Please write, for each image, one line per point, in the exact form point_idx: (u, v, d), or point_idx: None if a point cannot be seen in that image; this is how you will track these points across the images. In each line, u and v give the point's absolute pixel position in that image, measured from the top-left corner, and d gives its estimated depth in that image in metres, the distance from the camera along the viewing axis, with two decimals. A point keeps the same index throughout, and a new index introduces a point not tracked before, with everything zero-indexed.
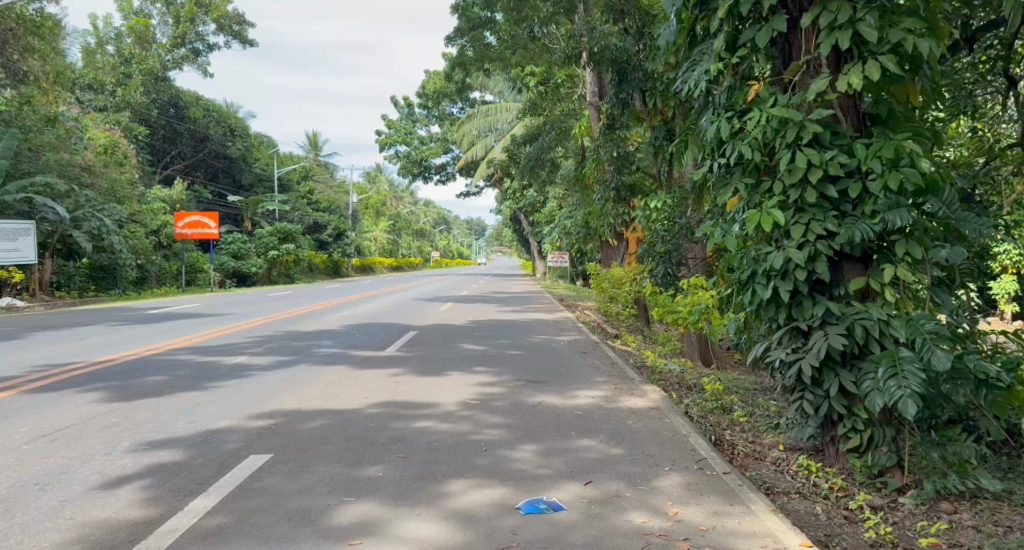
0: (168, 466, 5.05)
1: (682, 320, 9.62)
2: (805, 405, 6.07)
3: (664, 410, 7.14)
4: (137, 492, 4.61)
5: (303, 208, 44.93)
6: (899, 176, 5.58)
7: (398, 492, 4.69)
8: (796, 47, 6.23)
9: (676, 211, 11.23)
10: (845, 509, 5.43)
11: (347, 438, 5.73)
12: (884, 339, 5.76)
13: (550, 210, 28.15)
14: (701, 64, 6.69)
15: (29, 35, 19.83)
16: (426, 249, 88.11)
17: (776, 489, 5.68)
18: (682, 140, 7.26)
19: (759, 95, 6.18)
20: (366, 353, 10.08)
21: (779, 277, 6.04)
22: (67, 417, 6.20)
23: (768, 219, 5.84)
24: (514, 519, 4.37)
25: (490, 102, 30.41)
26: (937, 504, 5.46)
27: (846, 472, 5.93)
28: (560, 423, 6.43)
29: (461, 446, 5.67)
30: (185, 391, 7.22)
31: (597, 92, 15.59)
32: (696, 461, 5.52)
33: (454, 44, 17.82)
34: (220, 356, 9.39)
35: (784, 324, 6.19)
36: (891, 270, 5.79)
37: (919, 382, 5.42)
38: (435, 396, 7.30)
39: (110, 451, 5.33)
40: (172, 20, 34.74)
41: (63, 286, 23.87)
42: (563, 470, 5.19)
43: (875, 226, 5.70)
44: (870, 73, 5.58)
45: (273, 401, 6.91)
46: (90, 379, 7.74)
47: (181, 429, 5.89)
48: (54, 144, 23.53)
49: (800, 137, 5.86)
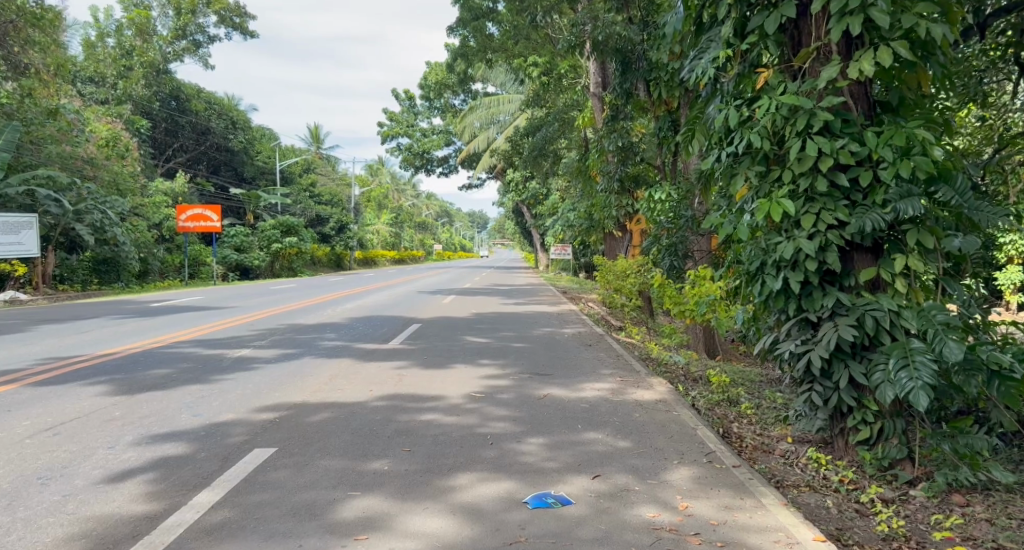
0: (173, 460, 5.00)
1: (688, 312, 9.57)
2: (815, 397, 6.03)
3: (672, 403, 7.06)
4: (141, 486, 4.56)
5: (304, 200, 44.85)
6: (911, 164, 5.52)
7: (404, 487, 4.62)
8: (805, 33, 6.15)
9: (681, 204, 11.08)
10: (857, 502, 5.37)
11: (352, 432, 5.67)
12: (896, 330, 5.71)
13: (552, 202, 28.03)
14: (709, 52, 6.62)
15: (30, 28, 19.81)
16: (428, 242, 87.96)
17: (786, 483, 5.63)
18: (689, 130, 7.20)
19: (768, 83, 6.10)
20: (369, 346, 10.04)
21: (789, 268, 5.99)
22: (70, 410, 6.17)
23: (778, 209, 5.78)
24: (521, 513, 4.31)
25: (492, 92, 30.02)
26: (949, 497, 5.40)
27: (855, 464, 5.88)
28: (567, 416, 6.37)
29: (466, 439, 5.62)
30: (189, 384, 7.16)
31: (600, 83, 15.44)
32: (705, 454, 5.44)
33: (455, 34, 17.71)
34: (224, 349, 9.36)
35: (793, 315, 6.13)
36: (902, 260, 5.73)
37: (930, 374, 5.37)
38: (440, 388, 7.24)
39: (113, 445, 5.27)
40: (172, 12, 34.55)
41: (66, 279, 23.88)
42: (571, 463, 5.12)
43: (886, 215, 5.63)
44: (881, 59, 5.52)
45: (276, 393, 6.85)
46: (93, 372, 7.69)
47: (185, 423, 5.83)
48: (55, 137, 23.36)
49: (811, 125, 5.78)
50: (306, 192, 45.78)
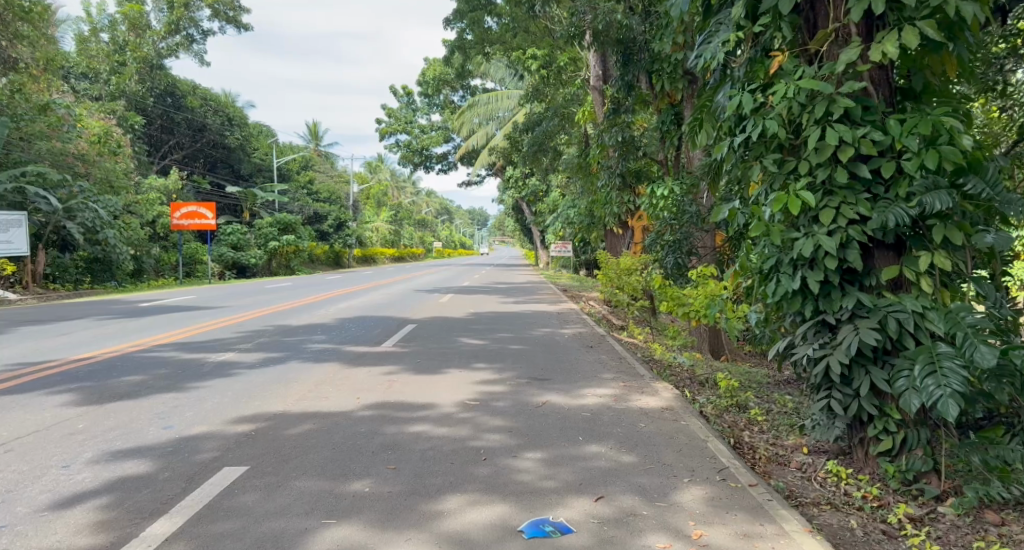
0: (131, 481, 4.56)
1: (693, 312, 9.16)
2: (833, 405, 5.60)
3: (679, 411, 6.62)
4: (91, 513, 4.13)
5: (301, 198, 44.38)
6: (937, 154, 5.13)
7: (386, 513, 4.20)
8: (822, 14, 5.73)
9: (685, 199, 10.72)
10: (883, 522, 4.92)
11: (333, 447, 5.24)
12: (921, 333, 5.30)
13: (552, 199, 27.49)
14: (718, 35, 6.20)
15: (19, 21, 19.33)
16: (428, 240, 87.48)
17: (805, 501, 5.19)
18: (697, 120, 6.80)
19: (783, 68, 5.68)
20: (360, 348, 9.60)
21: (807, 266, 5.58)
22: (30, 423, 5.73)
23: (796, 202, 5.40)
24: (516, 545, 3.88)
25: (491, 87, 29.52)
26: (982, 514, 4.97)
27: (877, 477, 5.46)
28: (567, 426, 5.94)
29: (459, 454, 5.19)
30: (162, 392, 6.73)
31: (600, 75, 14.99)
32: (717, 471, 4.98)
33: (453, 27, 17.36)
34: (206, 353, 8.92)
35: (810, 317, 5.72)
36: (928, 258, 5.31)
37: (959, 381, 4.98)
38: (433, 396, 6.79)
39: (68, 464, 4.84)
40: (166, 6, 33.38)
41: (58, 278, 23.43)
42: (572, 482, 4.69)
43: (911, 210, 5.22)
44: (907, 40, 5.10)
45: (256, 402, 6.41)
46: (64, 379, 7.26)
47: (153, 437, 5.41)
48: (45, 133, 22.61)
49: (830, 112, 5.39)
50: (303, 190, 45.44)
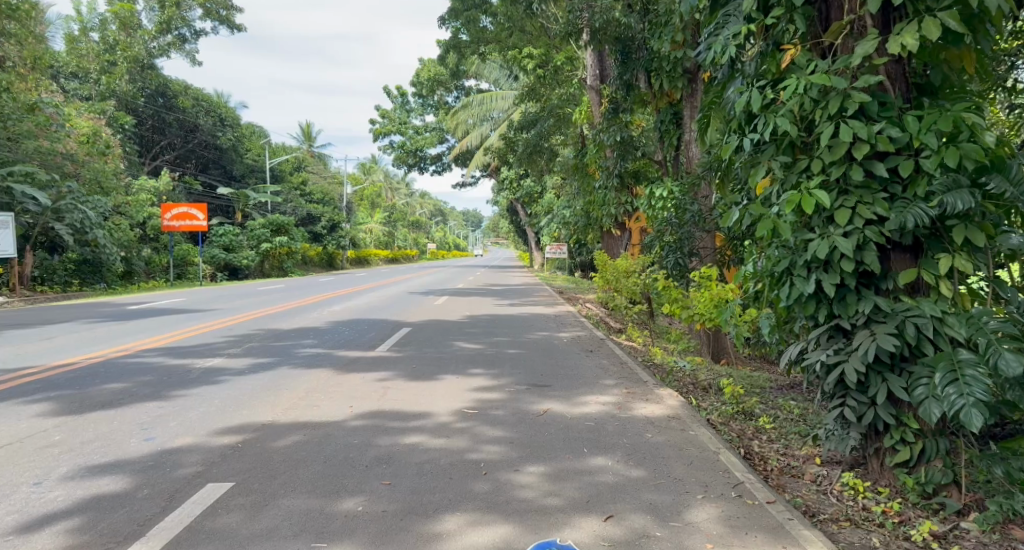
0: (106, 500, 4.27)
1: (695, 316, 8.86)
2: (848, 413, 5.33)
3: (686, 419, 6.37)
4: (60, 537, 3.84)
5: (294, 199, 44.07)
6: (958, 152, 4.86)
7: (379, 534, 3.92)
8: (836, 6, 5.50)
9: (686, 197, 10.41)
10: (907, 540, 4.66)
11: (325, 460, 4.97)
12: (940, 339, 5.03)
13: (548, 200, 27.18)
14: (728, 27, 5.95)
15: (6, 19, 18.96)
16: (421, 241, 87.19)
17: (822, 517, 4.92)
18: (704, 117, 6.57)
19: (795, 62, 5.45)
20: (352, 353, 9.30)
21: (821, 269, 5.32)
22: (2, 434, 5.43)
23: (809, 201, 5.14)
24: None
25: (485, 87, 29.20)
26: (1008, 530, 4.69)
27: (895, 490, 5.20)
28: (570, 437, 5.66)
29: (457, 468, 4.91)
30: (145, 401, 6.43)
31: (597, 74, 14.71)
32: (732, 486, 4.72)
33: (447, 27, 17.12)
34: (194, 358, 8.62)
35: (824, 322, 5.46)
36: (947, 261, 5.06)
37: (983, 390, 4.71)
38: (428, 405, 6.50)
39: (40, 481, 4.54)
40: (158, 5, 32.99)
41: (45, 280, 23.08)
42: (577, 499, 4.42)
43: (931, 210, 4.97)
44: (926, 32, 4.85)
45: (242, 412, 6.11)
46: (43, 387, 6.95)
47: (133, 449, 5.11)
48: (34, 133, 22.18)
49: (845, 108, 5.13)
50: (296, 191, 45.06)
